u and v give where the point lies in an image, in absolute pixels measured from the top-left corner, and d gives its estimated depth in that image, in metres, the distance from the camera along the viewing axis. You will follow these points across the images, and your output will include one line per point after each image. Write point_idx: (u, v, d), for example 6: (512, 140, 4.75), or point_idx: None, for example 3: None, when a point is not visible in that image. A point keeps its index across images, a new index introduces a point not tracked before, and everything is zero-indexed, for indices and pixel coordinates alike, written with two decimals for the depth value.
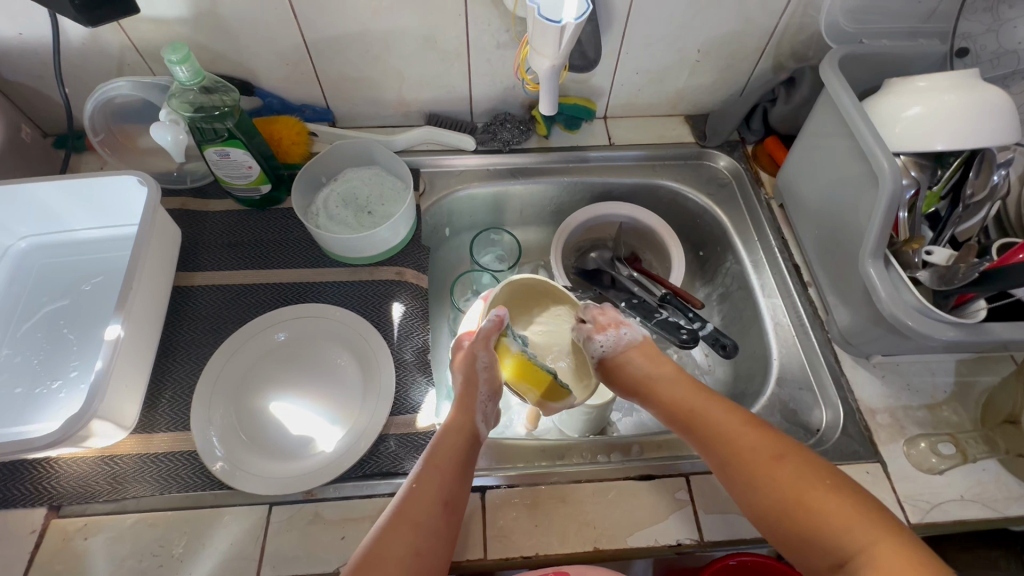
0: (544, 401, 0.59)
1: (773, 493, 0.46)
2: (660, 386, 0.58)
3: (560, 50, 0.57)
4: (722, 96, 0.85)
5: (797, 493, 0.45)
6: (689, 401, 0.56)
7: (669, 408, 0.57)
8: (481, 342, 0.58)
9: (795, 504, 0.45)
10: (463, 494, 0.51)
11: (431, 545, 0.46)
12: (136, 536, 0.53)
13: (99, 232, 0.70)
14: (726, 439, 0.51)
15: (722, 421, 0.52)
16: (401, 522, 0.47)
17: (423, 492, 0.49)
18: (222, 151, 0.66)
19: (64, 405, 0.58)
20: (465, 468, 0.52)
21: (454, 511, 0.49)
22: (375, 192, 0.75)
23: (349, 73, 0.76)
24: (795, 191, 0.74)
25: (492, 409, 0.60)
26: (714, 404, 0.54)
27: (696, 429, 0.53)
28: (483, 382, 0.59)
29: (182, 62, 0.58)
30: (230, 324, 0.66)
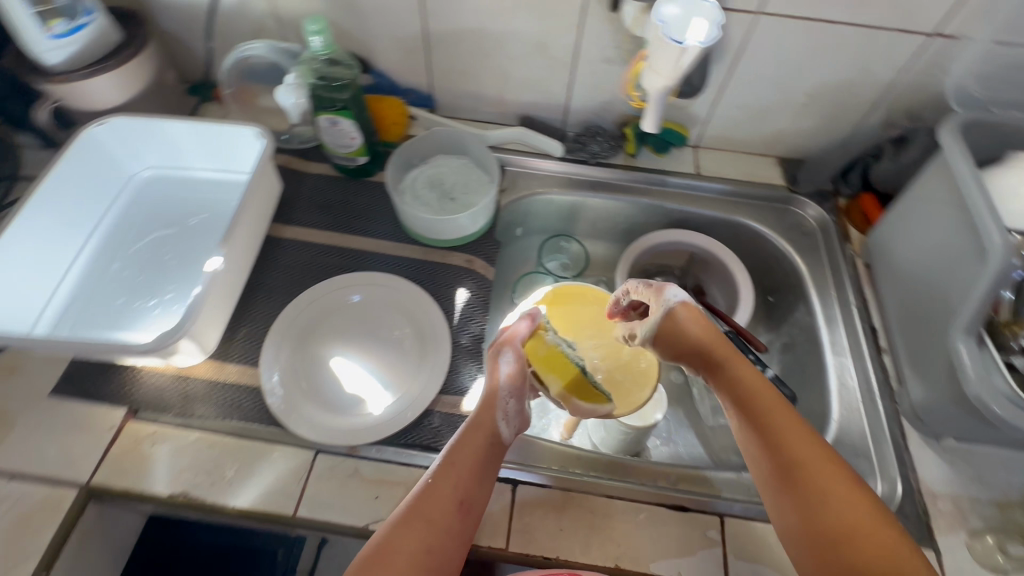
0: (568, 396, 0.59)
1: (820, 508, 0.45)
2: (731, 365, 0.55)
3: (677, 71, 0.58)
4: (821, 144, 0.83)
5: (851, 520, 0.43)
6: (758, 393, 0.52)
7: (736, 394, 0.53)
8: (510, 339, 0.59)
9: (843, 528, 0.43)
10: (481, 496, 0.49)
11: (441, 544, 0.45)
12: (196, 452, 0.58)
13: (211, 174, 0.76)
14: (790, 445, 0.48)
15: (787, 425, 0.50)
16: (414, 517, 0.46)
17: (439, 488, 0.48)
18: (333, 119, 0.71)
19: (157, 322, 0.64)
20: (485, 469, 0.51)
21: (468, 511, 0.48)
22: (461, 181, 0.79)
23: (458, 65, 0.79)
24: (886, 252, 0.71)
25: (515, 408, 0.55)
26: (776, 404, 0.51)
27: (761, 422, 0.50)
28: (505, 377, 0.56)
29: (319, 33, 0.64)
30: (308, 278, 0.71)
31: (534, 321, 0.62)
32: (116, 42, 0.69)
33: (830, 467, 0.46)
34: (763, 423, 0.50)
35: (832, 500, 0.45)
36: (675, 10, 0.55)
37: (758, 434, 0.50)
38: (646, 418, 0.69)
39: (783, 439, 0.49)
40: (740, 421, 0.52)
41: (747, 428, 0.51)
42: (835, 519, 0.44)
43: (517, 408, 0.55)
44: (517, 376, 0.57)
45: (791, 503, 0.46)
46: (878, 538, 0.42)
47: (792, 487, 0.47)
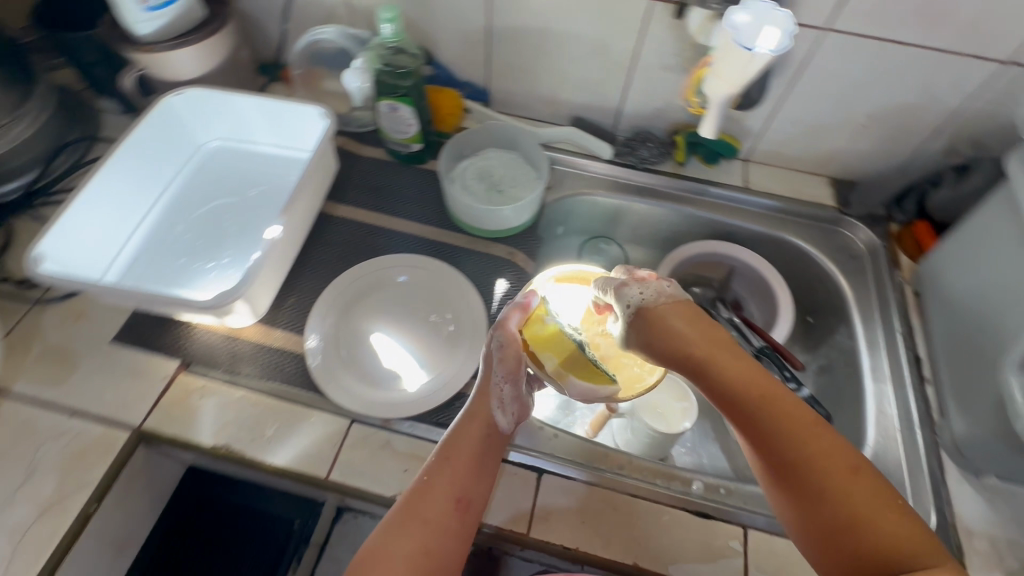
0: (564, 373, 0.53)
1: (824, 505, 0.44)
2: (717, 360, 0.51)
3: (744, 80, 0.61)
4: (877, 168, 0.81)
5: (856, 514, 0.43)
6: (750, 385, 0.49)
7: (725, 392, 0.50)
8: (501, 321, 0.57)
9: (850, 522, 0.43)
10: (478, 491, 0.51)
11: (439, 543, 0.47)
12: (240, 408, 0.61)
13: (272, 149, 0.80)
14: (787, 440, 0.46)
15: (781, 417, 0.47)
16: (410, 517, 0.48)
17: (435, 488, 0.50)
18: (392, 105, 0.73)
19: (214, 283, 0.67)
20: (481, 464, 0.52)
21: (466, 508, 0.50)
22: (510, 174, 0.80)
23: (517, 62, 0.81)
24: (937, 281, 0.69)
25: (510, 394, 0.56)
26: (769, 394, 0.49)
27: (754, 419, 0.48)
28: (498, 364, 0.56)
29: (391, 21, 0.68)
30: (356, 255, 0.73)
31: (527, 304, 0.58)
32: (200, 18, 0.73)
33: (830, 455, 0.45)
34: (758, 421, 0.48)
35: (835, 493, 0.44)
36: (746, 17, 0.56)
37: (752, 432, 0.48)
38: (670, 424, 0.69)
39: (778, 435, 0.47)
40: (733, 419, 0.50)
41: (741, 427, 0.49)
42: (840, 515, 0.43)
43: (513, 394, 0.56)
44: (511, 363, 0.55)
45: (794, 500, 0.46)
46: (885, 528, 0.42)
47: (793, 483, 0.46)
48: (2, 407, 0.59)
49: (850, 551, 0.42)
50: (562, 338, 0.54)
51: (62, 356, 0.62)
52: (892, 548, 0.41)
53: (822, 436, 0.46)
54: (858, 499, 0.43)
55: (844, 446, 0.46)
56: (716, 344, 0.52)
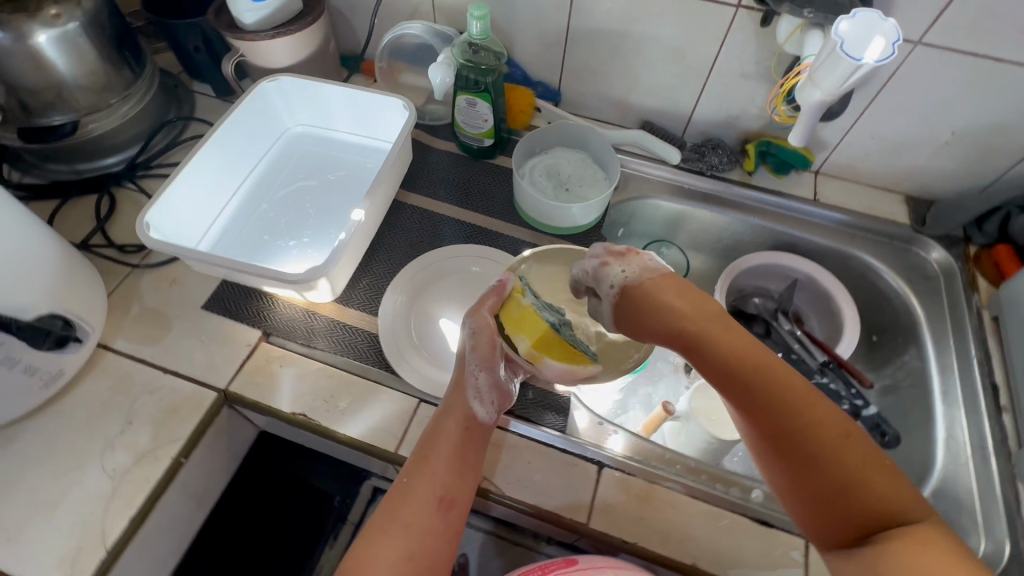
0: (537, 355, 0.56)
1: (821, 471, 0.42)
2: (709, 332, 0.47)
3: (840, 87, 0.59)
4: (958, 187, 0.79)
5: (852, 477, 0.42)
6: (741, 354, 0.45)
7: (715, 364, 0.46)
8: (474, 312, 0.59)
9: (844, 487, 0.42)
10: (460, 486, 0.53)
11: (423, 544, 0.49)
12: (316, 380, 0.64)
13: (351, 137, 0.84)
14: (782, 409, 0.43)
15: (776, 384, 0.44)
16: (392, 522, 0.50)
17: (415, 491, 0.51)
18: (471, 100, 0.76)
19: (296, 260, 0.71)
20: (463, 457, 0.54)
21: (449, 506, 0.51)
22: (578, 174, 0.82)
23: (592, 64, 0.82)
24: (1021, 307, 0.67)
25: (486, 382, 0.58)
26: (761, 361, 0.45)
27: (747, 389, 0.45)
28: (473, 351, 0.58)
29: (480, 18, 0.69)
30: (427, 243, 0.76)
31: (502, 287, 0.61)
32: (297, 10, 0.77)
33: (825, 419, 0.43)
34: (751, 391, 0.45)
35: (831, 459, 0.42)
36: (850, 28, 0.55)
37: (744, 403, 0.45)
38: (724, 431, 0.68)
39: (773, 405, 0.44)
40: (723, 389, 0.46)
41: (734, 399, 0.46)
42: (835, 480, 0.42)
43: (489, 382, 0.58)
44: (483, 348, 0.58)
45: (786, 467, 0.44)
46: (878, 490, 0.41)
47: (785, 452, 0.44)
48: (105, 361, 0.64)
49: (843, 512, 0.42)
50: (534, 322, 0.56)
51: (157, 318, 0.67)
52: (883, 509, 0.41)
53: (813, 397, 0.44)
54: (852, 464, 0.42)
55: (833, 408, 0.44)
56: (705, 313, 0.48)
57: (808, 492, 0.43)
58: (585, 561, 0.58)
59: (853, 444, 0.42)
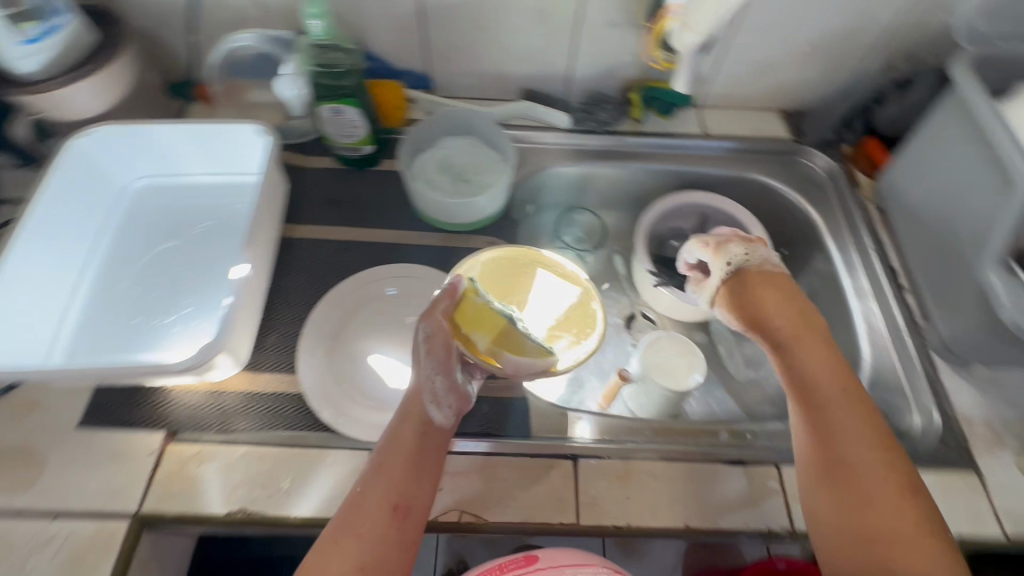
0: (497, 351, 0.55)
1: (856, 498, 0.49)
2: (810, 353, 0.58)
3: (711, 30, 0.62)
4: (824, 93, 0.83)
5: (885, 516, 0.47)
6: (831, 387, 0.55)
7: (802, 376, 0.57)
8: (427, 312, 0.55)
9: (877, 525, 0.47)
10: (417, 495, 0.48)
11: (377, 556, 0.45)
12: (246, 466, 0.56)
13: (208, 179, 0.72)
14: (841, 430, 0.52)
15: (847, 415, 0.53)
16: (344, 534, 0.45)
17: (368, 499, 0.47)
18: (336, 108, 0.68)
19: (182, 338, 0.61)
20: (420, 465, 0.50)
21: (405, 514, 0.47)
22: (472, 161, 0.76)
23: (457, 41, 0.76)
24: (899, 193, 0.73)
25: (444, 386, 0.54)
26: (851, 398, 0.54)
27: (818, 406, 0.54)
28: (428, 356, 0.54)
29: (319, 15, 0.60)
30: (331, 276, 0.68)
31: (454, 287, 0.57)
32: (91, 44, 0.64)
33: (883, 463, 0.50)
34: (825, 413, 0.54)
35: (875, 495, 0.48)
36: None
37: (812, 417, 0.54)
38: (678, 380, 0.70)
39: (841, 431, 0.52)
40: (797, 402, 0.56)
41: (804, 414, 0.55)
42: (869, 509, 0.48)
43: (445, 385, 0.54)
44: (439, 352, 0.54)
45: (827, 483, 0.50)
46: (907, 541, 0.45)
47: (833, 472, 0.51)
48: None
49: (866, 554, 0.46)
50: (494, 318, 0.57)
51: (26, 455, 0.55)
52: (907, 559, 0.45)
53: (879, 444, 0.51)
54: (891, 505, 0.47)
55: (902, 466, 0.50)
56: (809, 335, 0.60)
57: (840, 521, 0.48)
58: (545, 557, 0.53)
59: (902, 497, 0.48)
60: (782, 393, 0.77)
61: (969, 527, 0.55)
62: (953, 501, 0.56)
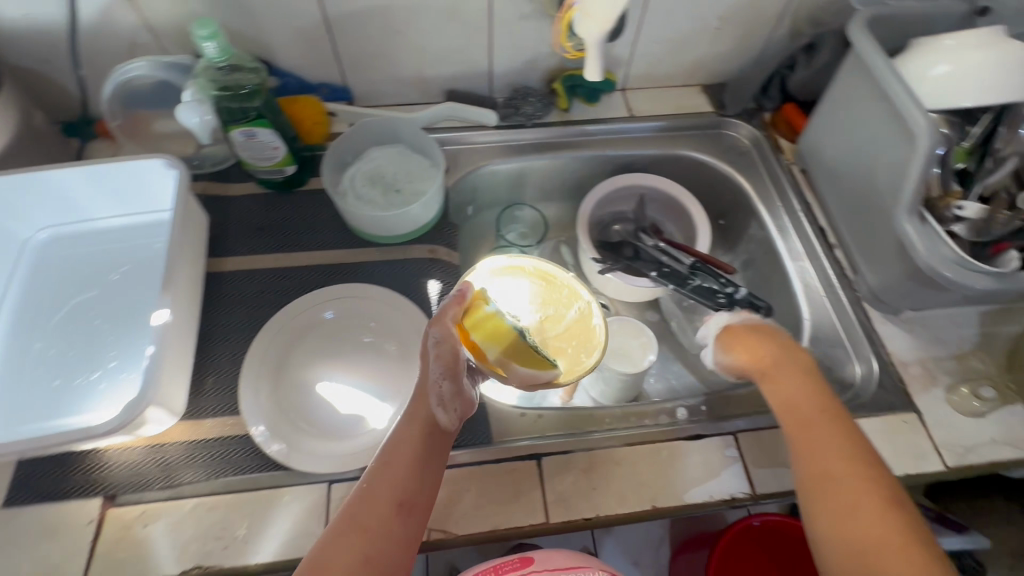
0: (509, 363, 0.51)
1: (840, 525, 0.42)
2: (790, 379, 0.53)
3: (613, 17, 0.58)
4: (739, 64, 0.85)
5: (873, 542, 0.40)
6: (810, 406, 0.50)
7: (780, 403, 0.52)
8: (437, 318, 0.52)
9: (866, 553, 0.40)
10: (423, 492, 0.46)
11: (383, 551, 0.42)
12: (196, 520, 0.53)
13: (121, 220, 0.68)
14: (822, 454, 0.46)
15: (826, 435, 0.47)
16: (348, 529, 0.43)
17: (374, 494, 0.44)
18: (248, 132, 0.64)
19: (109, 394, 0.57)
20: (428, 461, 0.47)
21: (410, 511, 0.45)
22: (402, 170, 0.74)
23: (370, 48, 0.74)
24: (819, 154, 0.75)
25: (451, 390, 0.50)
26: (829, 416, 0.48)
27: (797, 430, 0.49)
28: (437, 358, 0.51)
29: (212, 38, 0.56)
30: (267, 307, 0.65)
31: (464, 295, 0.54)
32: None
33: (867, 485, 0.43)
34: (805, 433, 0.48)
35: (860, 524, 0.41)
36: None
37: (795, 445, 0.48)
38: (636, 361, 0.72)
39: (822, 451, 0.46)
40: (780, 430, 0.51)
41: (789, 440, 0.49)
42: (856, 536, 0.41)
43: (452, 390, 0.50)
44: (448, 358, 0.50)
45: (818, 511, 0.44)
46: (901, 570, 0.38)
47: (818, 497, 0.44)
48: None
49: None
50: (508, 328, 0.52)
51: None
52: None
53: (861, 464, 0.44)
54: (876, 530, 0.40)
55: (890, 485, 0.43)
56: (795, 363, 0.54)
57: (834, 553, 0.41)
58: (539, 559, 0.53)
59: (891, 524, 0.40)
60: None
61: (913, 465, 0.58)
62: (897, 443, 0.59)
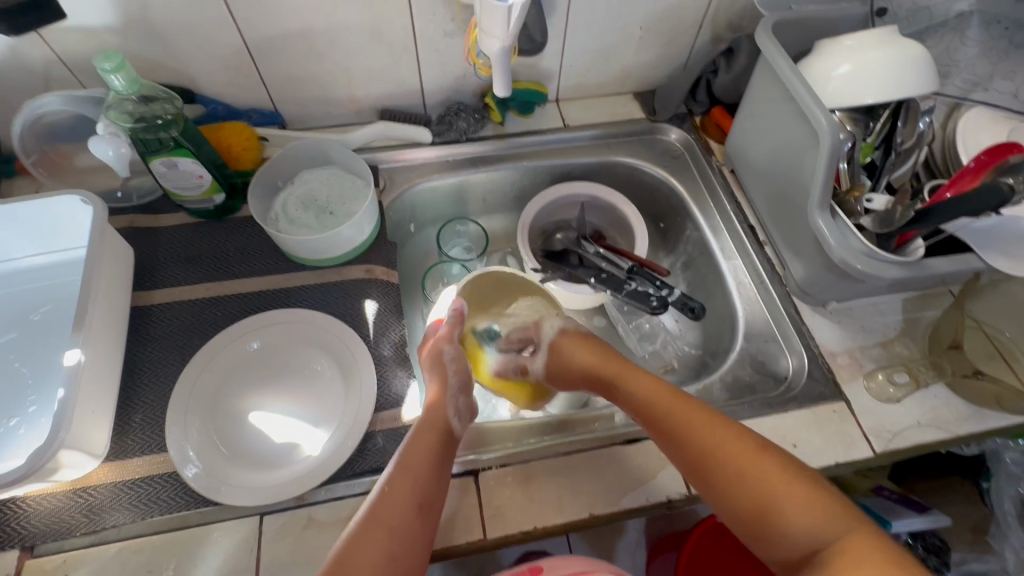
0: (531, 403, 0.71)
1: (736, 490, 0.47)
2: (631, 376, 0.60)
3: (509, 31, 0.58)
4: (668, 71, 0.87)
5: (765, 490, 0.46)
6: (656, 397, 0.56)
7: (632, 403, 0.57)
8: (445, 337, 0.65)
9: (764, 503, 0.46)
10: (438, 496, 0.51)
11: (405, 549, 0.46)
12: (121, 564, 0.51)
13: (40, 258, 0.65)
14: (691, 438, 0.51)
15: (687, 416, 0.52)
16: (375, 528, 0.47)
17: (396, 495, 0.49)
18: (169, 161, 0.64)
19: (26, 440, 0.55)
20: (441, 468, 0.53)
21: (427, 513, 0.49)
22: (336, 192, 0.74)
23: (295, 72, 0.74)
24: (744, 155, 0.77)
25: (464, 403, 0.60)
26: (675, 398, 0.54)
27: (661, 424, 0.54)
28: (453, 375, 0.62)
29: (117, 70, 0.55)
30: (197, 339, 0.64)
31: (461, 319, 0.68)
32: None
33: (736, 445, 0.49)
34: (668, 421, 0.53)
35: (745, 477, 0.47)
36: None
37: (663, 438, 0.53)
38: None
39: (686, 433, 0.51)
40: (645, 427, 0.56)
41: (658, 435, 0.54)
42: (750, 494, 0.46)
43: (467, 403, 0.61)
44: (461, 371, 0.63)
45: (714, 488, 0.49)
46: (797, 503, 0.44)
47: (707, 476, 0.49)
48: None
49: (784, 538, 0.44)
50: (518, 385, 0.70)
51: None
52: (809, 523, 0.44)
53: (723, 427, 0.50)
54: (766, 481, 0.46)
55: (748, 433, 0.50)
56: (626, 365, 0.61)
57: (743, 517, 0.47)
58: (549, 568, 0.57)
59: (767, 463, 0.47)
60: (680, 360, 0.80)
61: (843, 453, 0.59)
62: (827, 432, 0.60)
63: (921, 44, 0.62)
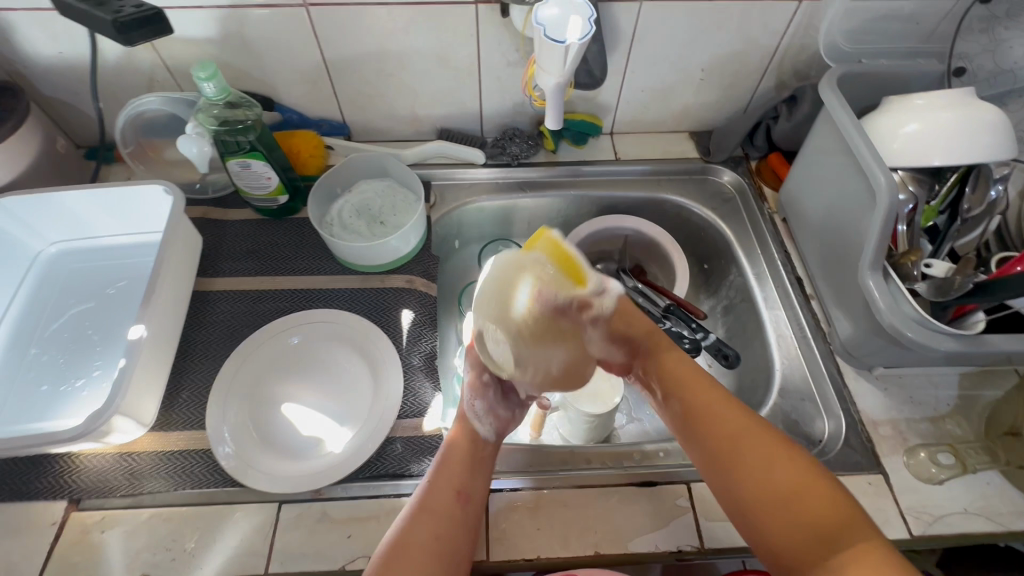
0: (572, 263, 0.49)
1: (750, 487, 0.47)
2: (663, 352, 0.59)
3: (566, 68, 0.61)
4: (726, 114, 0.86)
5: (780, 484, 0.46)
6: (688, 374, 0.56)
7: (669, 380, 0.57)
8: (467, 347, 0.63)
9: (777, 495, 0.46)
10: (477, 486, 0.53)
11: (450, 532, 0.49)
12: (151, 529, 0.55)
13: (123, 238, 0.73)
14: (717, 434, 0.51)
15: (716, 405, 0.53)
16: (422, 512, 0.50)
17: (439, 482, 0.52)
18: (244, 163, 0.69)
19: (88, 402, 0.61)
20: (478, 459, 0.55)
21: (468, 500, 0.52)
22: (388, 203, 0.78)
23: (366, 90, 0.79)
24: (797, 205, 0.75)
25: (482, 408, 0.60)
26: (709, 386, 0.55)
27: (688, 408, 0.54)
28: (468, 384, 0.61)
29: (209, 79, 0.61)
30: (245, 328, 0.68)
31: None
32: None
33: (768, 449, 0.48)
34: (695, 403, 0.54)
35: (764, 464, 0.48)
36: (554, 10, 0.58)
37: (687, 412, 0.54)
38: (608, 401, 0.69)
39: (711, 416, 0.52)
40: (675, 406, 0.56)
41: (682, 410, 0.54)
42: (766, 485, 0.47)
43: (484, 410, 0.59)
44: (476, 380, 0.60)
45: (729, 478, 0.49)
46: (815, 511, 0.44)
47: (725, 467, 0.49)
48: None
49: (789, 532, 0.45)
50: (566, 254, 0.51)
51: None
52: (827, 528, 0.43)
53: (744, 419, 0.51)
54: (785, 481, 0.46)
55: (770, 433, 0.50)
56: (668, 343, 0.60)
57: (752, 517, 0.47)
58: None
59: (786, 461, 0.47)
60: None
61: None
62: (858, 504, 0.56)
63: (1000, 107, 0.59)
